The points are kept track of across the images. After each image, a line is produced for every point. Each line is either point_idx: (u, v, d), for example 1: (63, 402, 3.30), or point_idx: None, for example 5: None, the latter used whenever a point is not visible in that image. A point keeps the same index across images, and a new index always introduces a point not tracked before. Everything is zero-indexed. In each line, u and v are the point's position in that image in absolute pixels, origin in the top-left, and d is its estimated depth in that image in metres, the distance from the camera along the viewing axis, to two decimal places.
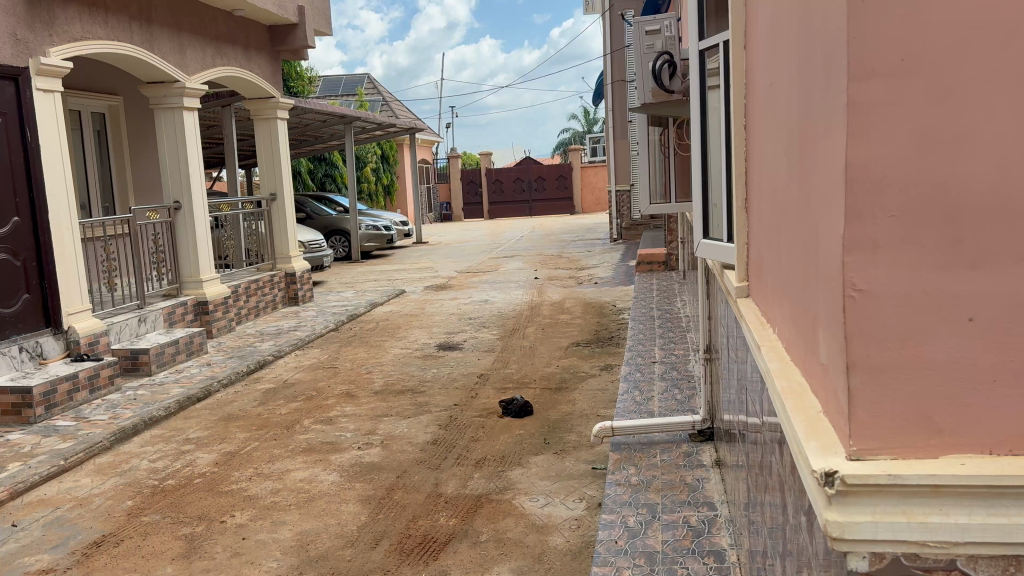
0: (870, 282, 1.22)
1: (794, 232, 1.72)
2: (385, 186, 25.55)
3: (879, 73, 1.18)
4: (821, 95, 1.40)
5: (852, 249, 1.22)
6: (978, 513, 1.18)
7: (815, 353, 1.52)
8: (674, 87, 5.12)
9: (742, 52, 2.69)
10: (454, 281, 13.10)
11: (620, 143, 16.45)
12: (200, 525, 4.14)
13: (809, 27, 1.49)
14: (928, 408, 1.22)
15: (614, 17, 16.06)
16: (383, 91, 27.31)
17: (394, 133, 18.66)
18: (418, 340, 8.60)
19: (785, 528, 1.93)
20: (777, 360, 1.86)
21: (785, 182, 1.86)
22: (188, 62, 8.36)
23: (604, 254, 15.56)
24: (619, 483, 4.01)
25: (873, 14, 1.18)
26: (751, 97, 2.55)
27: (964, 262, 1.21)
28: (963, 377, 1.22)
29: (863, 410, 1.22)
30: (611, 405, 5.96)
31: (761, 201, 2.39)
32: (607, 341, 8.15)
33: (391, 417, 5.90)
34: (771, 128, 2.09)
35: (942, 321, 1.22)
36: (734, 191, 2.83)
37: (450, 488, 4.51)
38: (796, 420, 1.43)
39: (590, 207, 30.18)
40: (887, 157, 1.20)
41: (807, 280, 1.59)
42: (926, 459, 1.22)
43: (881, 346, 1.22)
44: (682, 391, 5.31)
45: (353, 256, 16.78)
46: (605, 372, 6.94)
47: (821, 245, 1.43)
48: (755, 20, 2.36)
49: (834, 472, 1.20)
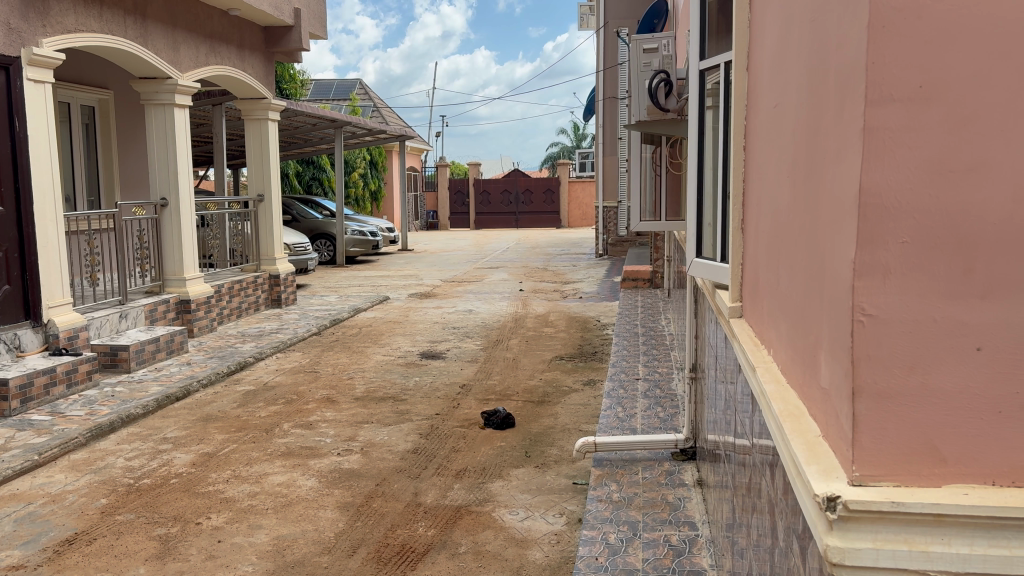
0: (880, 308, 1.21)
1: (797, 253, 1.72)
2: (373, 192, 25.51)
3: (895, 99, 1.19)
4: (833, 119, 1.40)
5: (862, 274, 1.22)
6: (979, 544, 1.17)
7: (815, 376, 1.52)
8: (669, 106, 5.08)
9: (743, 73, 2.70)
10: (439, 290, 13.09)
11: (609, 160, 16.53)
12: (174, 526, 4.08)
13: (823, 50, 1.49)
14: (933, 437, 1.22)
15: (608, 35, 16.13)
16: (376, 96, 27.44)
17: (385, 140, 18.63)
18: (401, 348, 8.57)
19: (773, 551, 1.91)
20: (772, 382, 1.86)
21: (787, 206, 1.87)
22: (181, 59, 8.31)
23: (590, 269, 15.56)
24: (600, 499, 3.99)
25: (894, 40, 1.18)
26: (751, 116, 2.56)
27: (974, 292, 1.21)
28: (967, 405, 1.21)
29: (866, 436, 1.22)
30: (592, 420, 5.96)
31: (759, 224, 2.38)
32: (590, 356, 8.15)
33: (372, 424, 5.86)
34: (774, 149, 2.09)
35: (949, 350, 1.22)
36: (731, 212, 2.84)
37: (430, 498, 4.47)
38: (795, 443, 1.43)
39: (576, 221, 30.64)
40: (902, 182, 1.20)
41: (809, 300, 1.59)
42: (930, 488, 1.22)
43: (889, 372, 1.21)
44: (665, 410, 5.31)
45: (338, 261, 16.73)
46: (587, 387, 6.93)
47: (827, 267, 1.42)
48: (762, 37, 2.36)
49: (837, 498, 1.19)
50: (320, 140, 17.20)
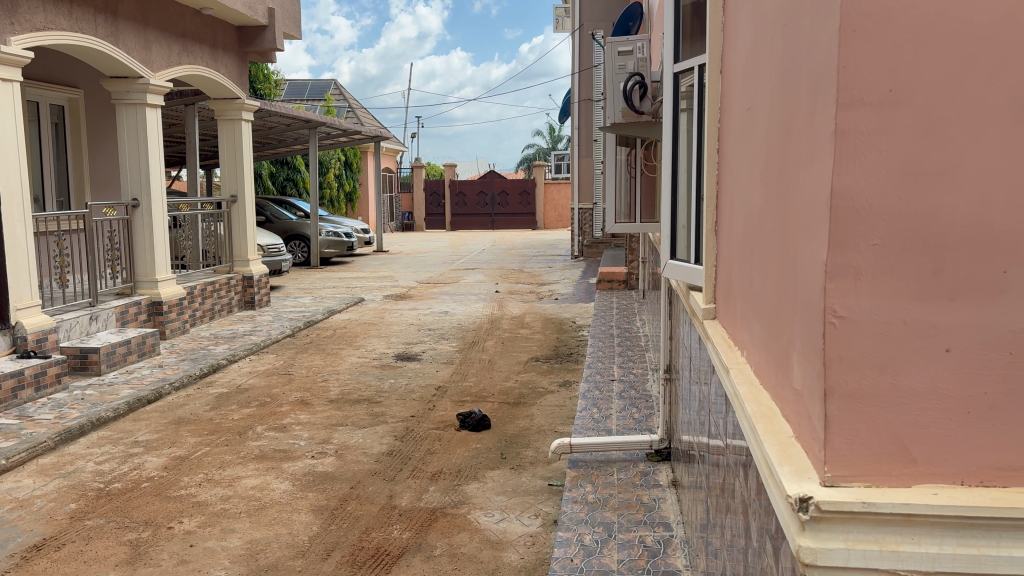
0: (851, 309, 1.22)
1: (769, 255, 1.73)
2: (348, 193, 25.39)
3: (865, 103, 1.19)
4: (805, 122, 1.41)
5: (833, 275, 1.22)
6: (948, 544, 1.18)
7: (788, 377, 1.53)
8: (644, 108, 5.08)
9: (716, 76, 2.71)
10: (414, 292, 13.06)
11: (585, 161, 16.57)
12: (146, 531, 4.03)
13: (795, 54, 1.50)
14: (903, 437, 1.23)
15: (584, 37, 16.18)
16: (350, 97, 27.36)
17: (360, 141, 18.54)
18: (376, 349, 8.53)
19: (747, 551, 1.92)
20: (745, 383, 1.88)
21: (759, 209, 1.88)
22: (154, 58, 8.22)
23: (565, 270, 15.58)
24: (576, 500, 4.00)
25: (865, 44, 1.19)
26: (724, 119, 2.58)
27: (943, 294, 1.22)
28: (936, 405, 1.23)
29: (838, 436, 1.23)
30: (568, 422, 5.97)
31: (732, 226, 2.39)
32: (566, 357, 8.16)
33: (346, 426, 5.82)
34: (747, 152, 2.11)
35: (919, 351, 1.23)
36: (704, 213, 2.85)
37: (404, 500, 4.46)
38: (768, 445, 1.43)
39: (552, 222, 30.70)
40: (872, 185, 1.21)
41: (781, 302, 1.60)
42: (900, 488, 1.23)
43: (860, 374, 1.22)
44: (640, 411, 5.33)
45: (312, 262, 16.63)
46: (563, 388, 6.94)
47: (799, 268, 1.43)
48: (735, 40, 2.38)
49: (809, 498, 1.20)
50: (294, 141, 17.09)
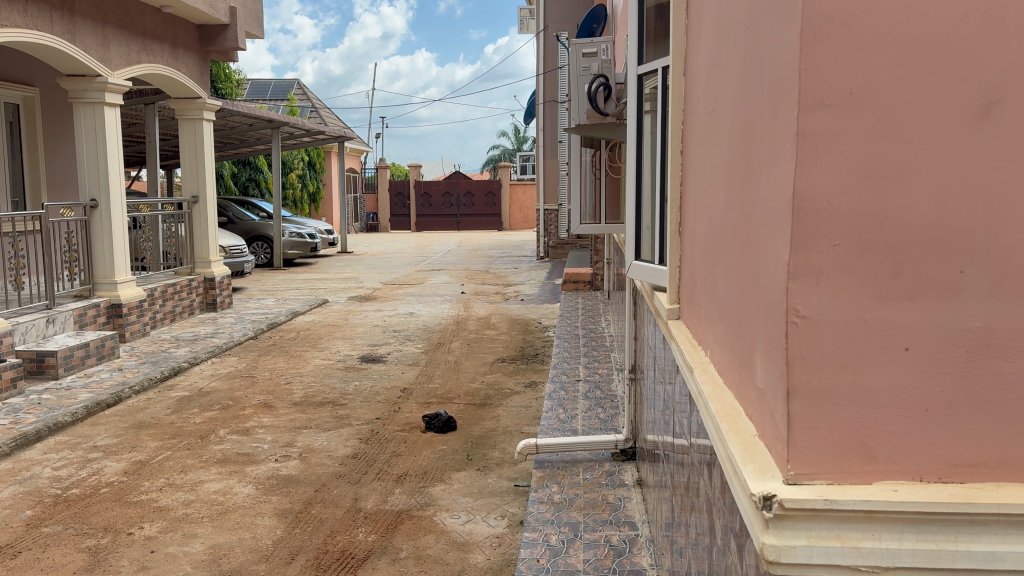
0: (812, 309, 1.24)
1: (732, 256, 1.75)
2: (311, 194, 25.19)
3: (826, 105, 1.21)
4: (767, 124, 1.42)
5: (795, 276, 1.24)
6: (907, 539, 1.20)
7: (751, 377, 1.55)
8: (609, 109, 5.16)
9: (680, 78, 2.74)
10: (379, 293, 12.98)
11: (550, 162, 16.62)
12: (105, 537, 3.96)
13: (757, 57, 1.51)
14: (864, 435, 1.25)
15: (548, 38, 16.23)
16: (313, 97, 27.15)
17: (323, 141, 18.40)
18: (340, 351, 8.47)
19: (711, 550, 1.94)
20: (709, 382, 1.89)
21: (723, 209, 1.90)
22: (112, 57, 8.08)
23: (531, 271, 15.60)
24: (542, 501, 4.00)
25: (825, 48, 1.20)
26: (688, 121, 2.60)
27: (901, 294, 1.24)
28: (895, 403, 1.25)
29: (800, 434, 1.24)
30: (533, 423, 5.97)
31: (696, 227, 2.41)
32: (532, 358, 8.17)
33: (310, 429, 5.77)
34: (710, 153, 2.13)
35: (878, 350, 1.25)
36: (668, 214, 2.88)
37: (370, 503, 4.43)
38: (731, 444, 1.45)
39: (517, 223, 30.73)
40: (833, 186, 1.22)
41: (744, 302, 1.61)
42: (861, 485, 1.25)
43: (821, 373, 1.24)
44: (606, 411, 5.35)
45: (275, 263, 16.47)
46: (529, 389, 6.95)
47: (761, 269, 1.45)
48: (698, 42, 2.40)
49: (772, 496, 1.21)
50: (257, 141, 16.91)
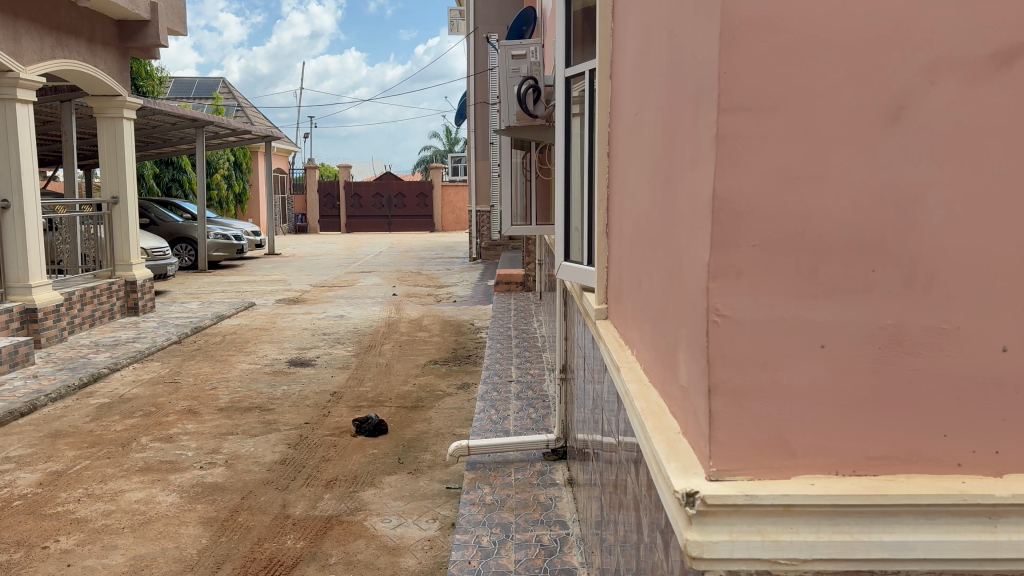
0: (733, 308, 1.26)
1: (657, 256, 1.77)
2: (238, 194, 24.66)
3: (745, 108, 1.23)
4: (690, 126, 1.44)
5: (716, 275, 1.26)
6: (823, 530, 1.23)
7: (674, 375, 1.57)
8: (538, 112, 5.17)
9: (606, 81, 2.76)
10: (308, 296, 12.78)
11: (481, 164, 16.61)
12: (18, 552, 3.80)
13: (680, 60, 1.53)
14: (783, 431, 1.27)
15: (479, 39, 16.22)
16: (239, 96, 26.59)
17: (250, 141, 18.05)
18: (268, 355, 8.31)
19: (639, 547, 1.96)
20: (635, 381, 1.91)
21: (648, 210, 1.92)
22: (23, 51, 7.76)
23: (463, 272, 15.58)
24: (473, 502, 3.99)
25: (744, 51, 1.22)
26: (615, 123, 2.62)
27: (818, 293, 1.27)
28: (812, 399, 1.27)
29: (722, 431, 1.26)
30: (465, 425, 5.96)
31: (622, 228, 2.43)
32: (464, 359, 8.16)
33: (237, 435, 5.65)
34: (636, 154, 2.15)
35: (796, 348, 1.27)
36: (596, 216, 2.90)
37: (298, 509, 4.35)
38: (656, 442, 1.47)
39: (449, 224, 30.64)
40: (751, 188, 1.24)
41: (668, 302, 1.63)
42: (780, 480, 1.27)
43: (741, 371, 1.26)
44: (537, 411, 5.37)
45: (200, 266, 16.07)
46: (461, 391, 6.93)
47: (685, 270, 1.47)
48: (623, 45, 2.42)
49: (695, 492, 1.23)
50: (180, 140, 16.48)
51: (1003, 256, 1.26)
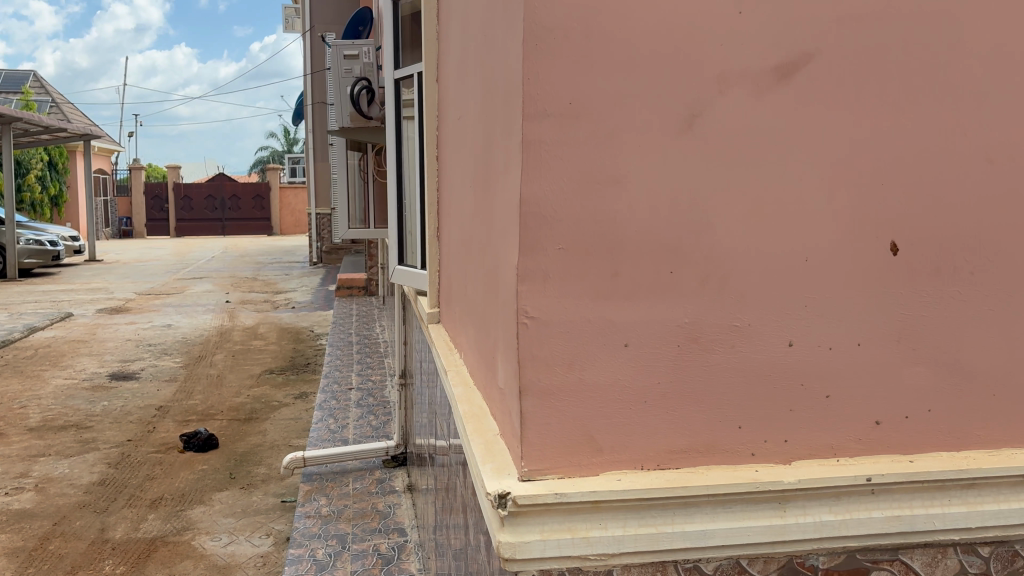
0: (540, 310, 1.27)
1: (479, 260, 1.77)
2: (53, 196, 22.94)
3: (549, 114, 1.24)
4: (502, 131, 1.44)
5: (524, 278, 1.27)
6: (630, 525, 1.27)
7: (494, 377, 1.58)
8: (373, 113, 5.11)
9: (433, 84, 2.75)
10: (132, 304, 12.04)
11: (320, 166, 16.23)
12: None
13: (494, 64, 1.53)
14: (591, 429, 1.30)
15: (315, 39, 15.85)
16: (54, 91, 24.74)
17: (66, 140, 16.82)
18: (87, 369, 7.75)
19: (468, 549, 1.96)
20: (460, 384, 1.91)
21: (471, 213, 1.93)
22: None
23: (302, 277, 15.16)
24: (309, 515, 3.88)
25: (546, 59, 1.23)
26: (442, 125, 2.62)
27: (621, 294, 1.30)
28: (618, 398, 1.31)
29: (533, 432, 1.28)
30: (303, 435, 5.79)
31: (451, 231, 2.43)
32: (303, 367, 7.94)
33: (49, 456, 5.23)
34: (460, 158, 2.15)
35: (602, 348, 1.30)
36: (426, 219, 2.88)
37: (119, 532, 4.08)
38: (475, 444, 1.47)
39: (288, 228, 29.77)
40: (555, 193, 1.25)
41: (488, 304, 1.64)
42: (589, 477, 1.30)
43: (550, 372, 1.28)
44: (377, 418, 5.30)
45: (10, 274, 14.81)
46: (299, 400, 6.74)
47: (500, 273, 1.47)
48: (447, 47, 2.41)
49: (507, 494, 1.23)
50: None
51: (786, 256, 1.34)
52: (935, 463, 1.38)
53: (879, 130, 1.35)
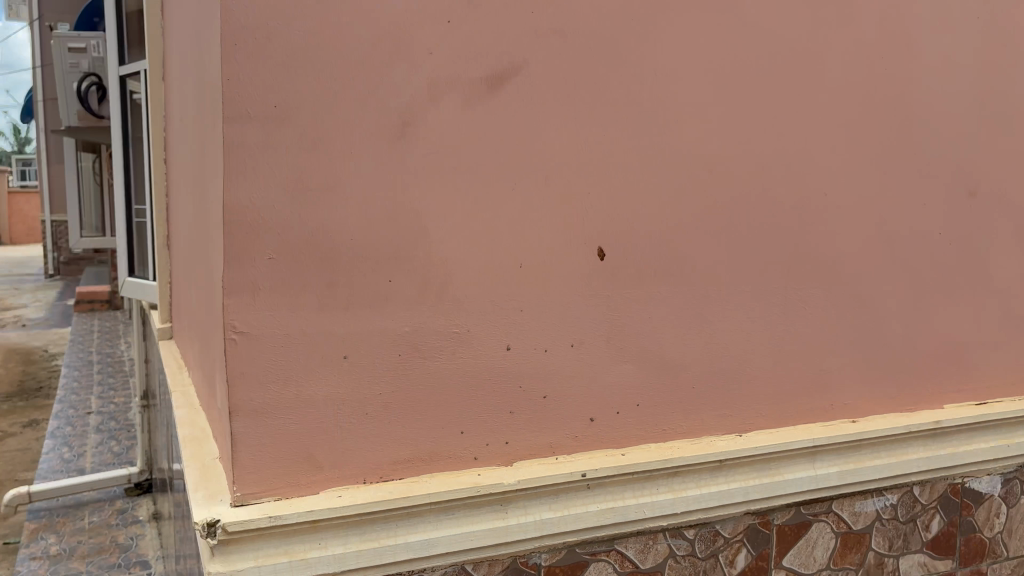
0: (248, 324, 1.19)
1: (199, 272, 1.65)
2: None
3: (252, 117, 1.16)
4: (210, 134, 1.34)
5: (230, 291, 1.17)
6: (351, 542, 1.25)
7: (213, 397, 1.47)
8: (104, 112, 4.69)
9: (159, 82, 2.55)
10: None
11: (55, 169, 14.76)
12: None
13: (201, 62, 1.42)
14: (310, 446, 1.25)
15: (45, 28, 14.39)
16: None
17: None
18: None
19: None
20: (184, 406, 1.78)
21: (192, 224, 1.79)
22: None
23: (36, 292, 13.70)
24: (34, 556, 3.48)
25: (246, 58, 1.14)
26: (168, 127, 2.43)
27: (337, 304, 1.25)
28: (337, 413, 1.26)
29: (245, 454, 1.20)
30: (32, 467, 5.21)
31: (178, 241, 2.26)
32: (34, 392, 7.15)
33: None
34: (183, 163, 2.00)
35: (318, 362, 1.24)
36: (156, 228, 2.66)
37: None
38: (189, 468, 1.36)
39: (20, 237, 26.84)
40: (262, 200, 1.18)
41: (206, 319, 1.53)
42: (307, 496, 1.25)
43: (262, 390, 1.20)
44: (120, 443, 4.88)
45: None
46: (29, 429, 6.05)
47: (213, 286, 1.37)
48: (170, 42, 2.24)
49: (216, 521, 1.15)
50: None
51: (501, 260, 1.35)
52: (643, 455, 1.46)
53: (581, 140, 1.39)
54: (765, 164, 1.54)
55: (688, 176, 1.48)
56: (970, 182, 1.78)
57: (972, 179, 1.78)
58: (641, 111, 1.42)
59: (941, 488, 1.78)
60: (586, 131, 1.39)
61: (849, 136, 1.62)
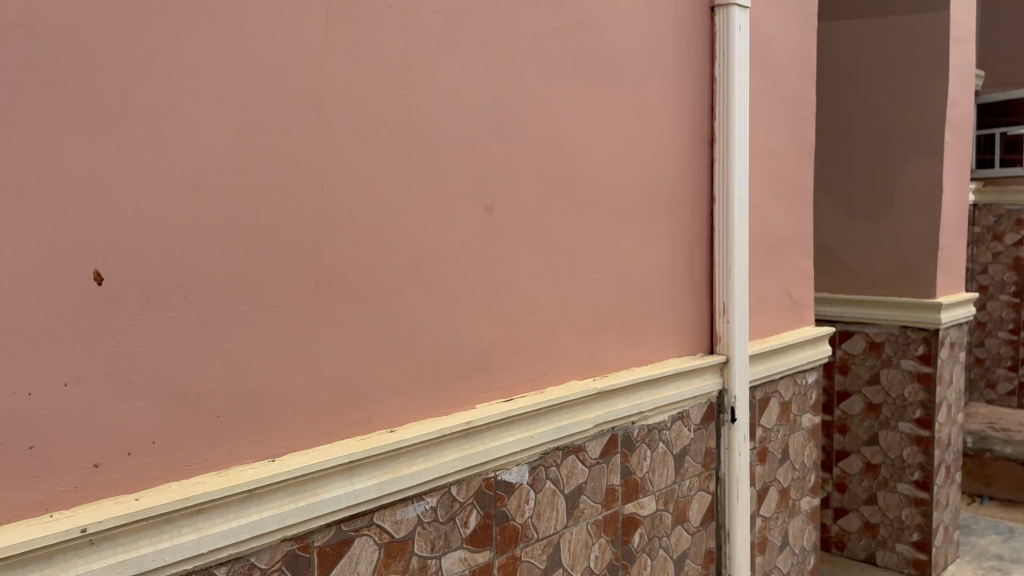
0: None
1: None
2: None
3: None
4: None
5: None
6: None
7: None
8: None
9: None
10: None
11: None
12: None
13: None
14: None
15: None
16: None
17: None
18: None
19: None
20: None
21: None
22: None
23: None
24: None
25: None
26: None
27: None
28: None
29: None
30: None
31: None
32: None
33: None
34: None
35: None
36: None
37: None
38: None
39: None
40: None
41: None
42: None
43: None
44: None
45: None
46: None
47: None
48: None
49: None
50: None
51: None
52: (158, 495, 1.29)
53: (64, 150, 1.20)
54: (260, 179, 1.42)
55: (170, 190, 1.31)
56: (486, 196, 1.79)
57: (488, 193, 1.80)
58: (108, 122, 1.24)
59: (476, 484, 1.76)
60: (33, 142, 1.17)
61: (353, 150, 1.55)
